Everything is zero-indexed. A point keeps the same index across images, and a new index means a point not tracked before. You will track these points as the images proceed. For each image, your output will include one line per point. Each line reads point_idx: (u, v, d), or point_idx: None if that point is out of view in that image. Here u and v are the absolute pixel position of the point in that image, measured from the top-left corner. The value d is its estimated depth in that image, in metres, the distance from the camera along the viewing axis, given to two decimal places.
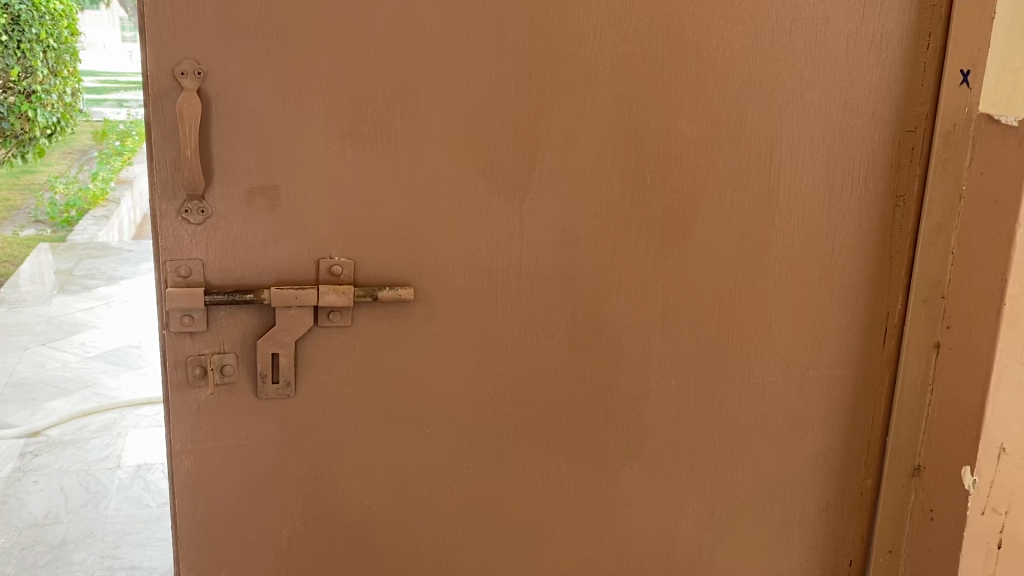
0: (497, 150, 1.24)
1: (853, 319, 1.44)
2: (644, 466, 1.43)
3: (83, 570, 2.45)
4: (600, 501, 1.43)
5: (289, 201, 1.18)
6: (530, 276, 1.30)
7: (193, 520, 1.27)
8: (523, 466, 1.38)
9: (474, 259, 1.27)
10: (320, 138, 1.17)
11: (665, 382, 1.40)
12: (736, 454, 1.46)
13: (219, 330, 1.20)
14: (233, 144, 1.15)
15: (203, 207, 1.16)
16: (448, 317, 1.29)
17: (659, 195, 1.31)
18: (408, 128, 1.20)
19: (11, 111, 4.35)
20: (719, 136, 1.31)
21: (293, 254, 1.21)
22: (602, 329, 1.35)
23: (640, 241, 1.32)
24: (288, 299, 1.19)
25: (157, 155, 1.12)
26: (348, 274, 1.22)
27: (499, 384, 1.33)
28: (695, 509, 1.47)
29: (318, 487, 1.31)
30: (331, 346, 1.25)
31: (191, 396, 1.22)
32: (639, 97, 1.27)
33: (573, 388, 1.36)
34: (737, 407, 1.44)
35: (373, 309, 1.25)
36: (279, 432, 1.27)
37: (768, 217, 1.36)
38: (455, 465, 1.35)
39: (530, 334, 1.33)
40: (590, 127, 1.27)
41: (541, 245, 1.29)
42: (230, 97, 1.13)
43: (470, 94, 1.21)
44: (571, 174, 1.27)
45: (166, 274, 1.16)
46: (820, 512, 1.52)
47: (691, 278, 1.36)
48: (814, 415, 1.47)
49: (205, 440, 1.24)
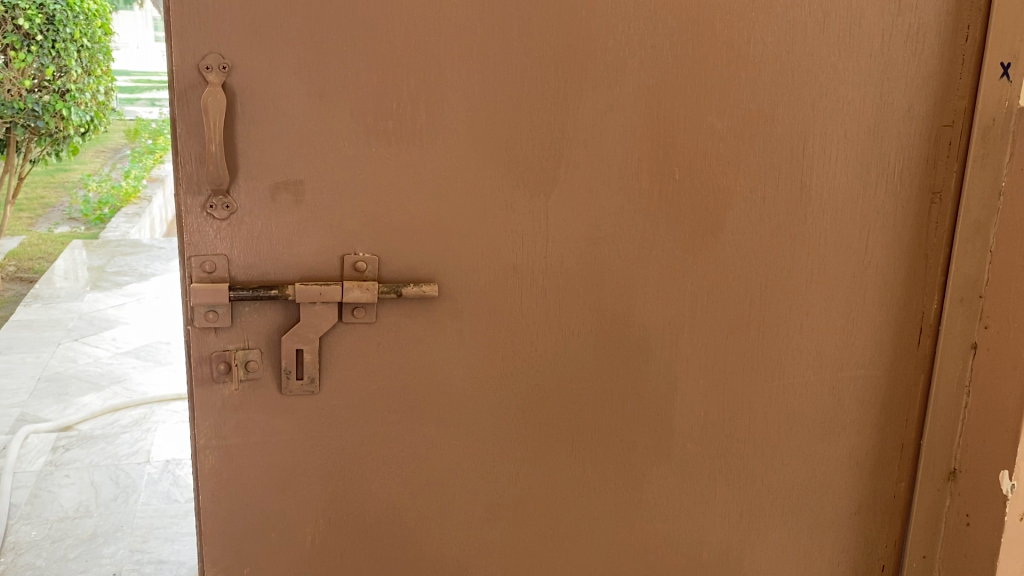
0: (524, 145, 1.22)
1: (887, 318, 1.41)
2: (671, 467, 1.40)
3: (112, 563, 2.48)
4: (626, 502, 1.40)
5: (314, 197, 1.18)
6: (556, 273, 1.28)
7: (217, 516, 1.27)
8: (549, 466, 1.36)
9: (499, 256, 1.26)
10: (345, 133, 1.16)
11: (694, 381, 1.37)
12: (766, 456, 1.43)
13: (243, 326, 1.20)
14: (258, 138, 1.14)
15: (228, 202, 1.15)
16: (473, 314, 1.27)
17: (687, 192, 1.29)
18: (433, 122, 1.19)
19: (46, 109, 4.38)
20: (749, 131, 1.28)
21: (317, 250, 1.20)
22: (630, 327, 1.33)
23: (668, 238, 1.30)
24: (312, 295, 1.18)
25: (182, 149, 1.11)
26: (372, 270, 1.22)
27: (525, 383, 1.32)
28: (723, 511, 1.44)
29: (340, 485, 1.30)
30: (355, 343, 1.24)
31: (216, 392, 1.22)
32: (668, 91, 1.25)
33: (599, 387, 1.34)
34: (767, 408, 1.41)
35: (397, 306, 1.24)
36: (303, 428, 1.26)
37: (800, 213, 1.33)
38: (479, 464, 1.34)
39: (556, 332, 1.31)
40: (617, 121, 1.24)
41: (567, 242, 1.28)
42: (255, 92, 1.12)
43: (496, 88, 1.20)
44: (597, 170, 1.26)
45: (191, 270, 1.16)
46: (852, 516, 1.49)
47: (721, 275, 1.33)
48: (846, 417, 1.44)
49: (229, 436, 1.24)
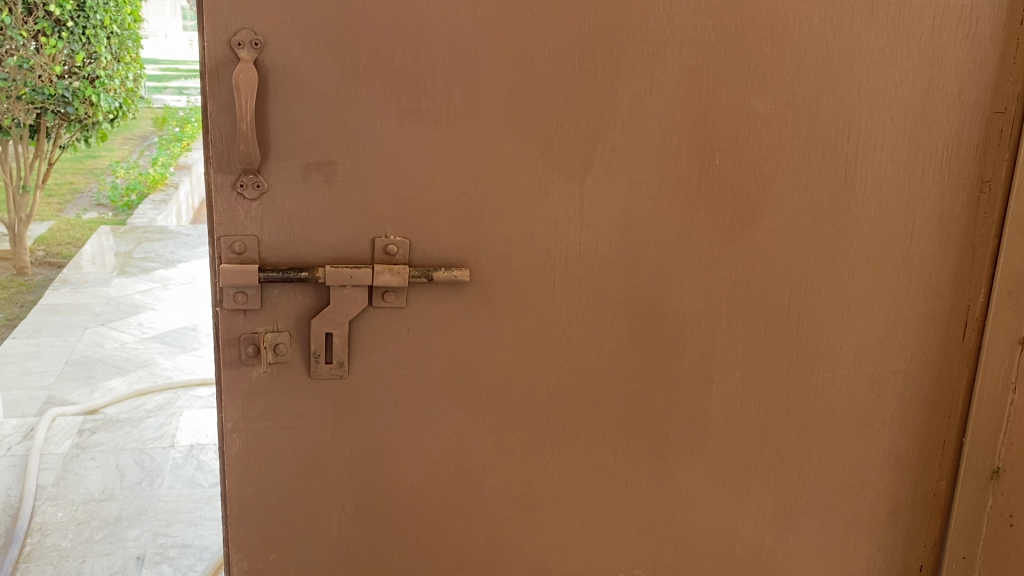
0: (560, 128, 1.20)
1: (931, 310, 1.36)
2: (705, 460, 1.37)
3: (137, 546, 2.49)
4: (658, 496, 1.37)
5: (345, 178, 1.15)
6: (590, 260, 1.25)
7: (244, 500, 1.26)
8: (580, 458, 1.34)
9: (533, 241, 1.23)
10: (377, 113, 1.14)
11: (729, 373, 1.34)
12: (802, 452, 1.40)
13: (273, 308, 1.18)
14: (289, 117, 1.12)
15: (259, 182, 1.13)
16: (505, 300, 1.25)
17: (727, 177, 1.25)
18: (468, 103, 1.16)
19: (75, 96, 4.38)
20: (792, 116, 1.24)
21: (348, 232, 1.18)
22: (666, 316, 1.29)
23: (706, 226, 1.27)
24: (343, 278, 1.16)
25: (212, 128, 1.09)
26: (403, 253, 1.19)
27: (557, 372, 1.29)
28: (757, 506, 1.41)
29: (367, 472, 1.28)
30: (385, 327, 1.22)
31: (244, 375, 1.20)
32: (709, 73, 1.21)
33: (632, 378, 1.31)
34: (804, 401, 1.37)
35: (428, 291, 1.22)
36: (332, 413, 1.24)
37: (844, 201, 1.29)
38: (509, 454, 1.31)
39: (589, 320, 1.28)
40: (656, 104, 1.21)
41: (602, 228, 1.24)
42: (287, 69, 1.10)
43: (532, 68, 1.17)
44: (634, 155, 1.22)
45: (220, 250, 1.14)
46: (890, 515, 1.45)
47: (760, 264, 1.30)
48: (886, 412, 1.40)
49: (257, 420, 1.23)
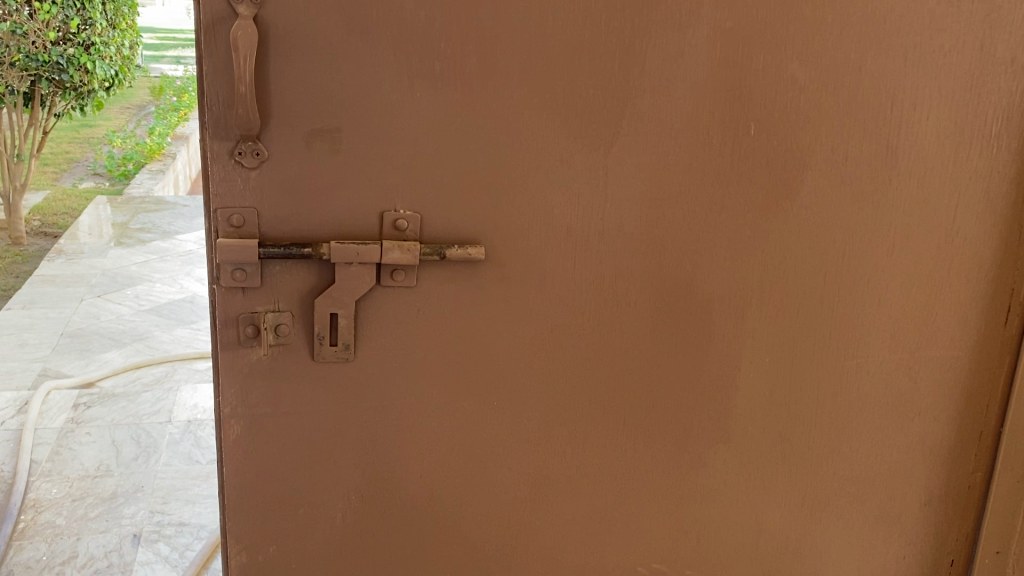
0: (584, 94, 1.11)
1: (973, 293, 1.28)
2: (731, 451, 1.29)
3: (133, 524, 2.42)
4: (680, 488, 1.30)
5: (352, 146, 1.07)
6: (613, 237, 1.17)
7: (243, 490, 1.18)
8: (598, 447, 1.26)
9: (552, 216, 1.15)
10: (388, 77, 1.05)
11: (758, 359, 1.26)
12: (832, 441, 1.32)
13: (273, 286, 1.10)
14: (292, 79, 1.03)
15: (258, 149, 1.04)
16: (522, 278, 1.17)
17: (761, 150, 1.17)
18: (485, 67, 1.08)
19: (70, 63, 4.25)
20: (832, 84, 1.16)
21: (354, 206, 1.09)
22: (692, 299, 1.21)
23: (737, 202, 1.18)
24: (349, 255, 1.08)
25: (208, 89, 1.00)
26: (414, 229, 1.11)
27: (575, 357, 1.21)
28: (784, 499, 1.34)
29: (373, 459, 1.21)
30: (393, 308, 1.14)
31: (242, 357, 1.12)
32: (745, 37, 1.12)
33: (655, 363, 1.23)
34: (836, 389, 1.29)
35: (440, 269, 1.14)
36: (336, 399, 1.17)
37: (884, 176, 1.21)
38: (523, 443, 1.24)
39: (610, 302, 1.20)
40: (689, 70, 1.12)
41: (626, 203, 1.16)
42: (289, 27, 1.01)
43: (556, 29, 1.08)
44: (663, 124, 1.14)
45: (217, 223, 1.06)
46: (922, 508, 1.38)
47: (794, 244, 1.21)
48: (922, 401, 1.32)
49: (255, 405, 1.15)
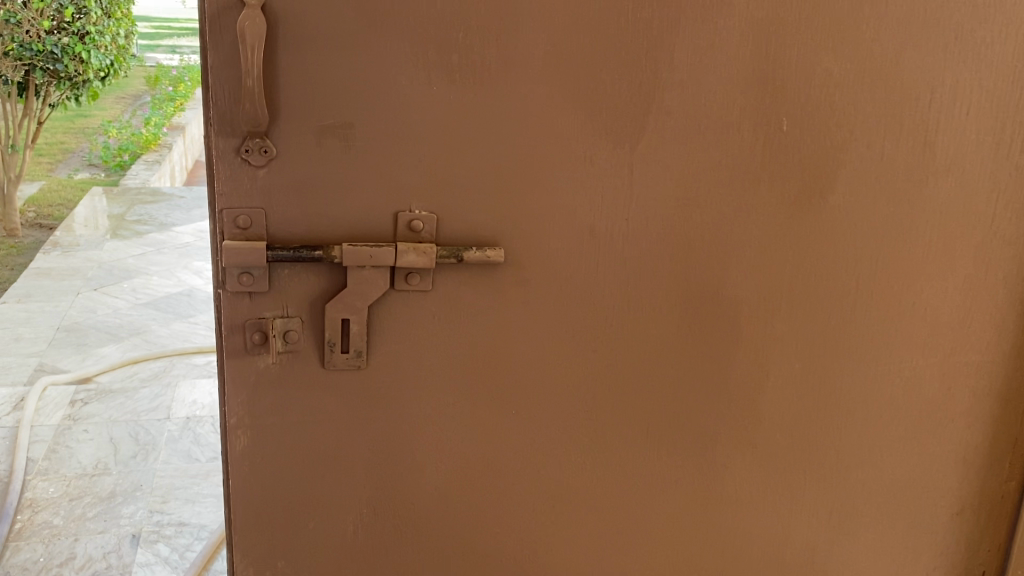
0: (609, 88, 1.05)
1: (1011, 296, 1.23)
2: (759, 460, 1.24)
3: (132, 524, 2.37)
4: (705, 499, 1.25)
5: (366, 144, 1.01)
6: (638, 239, 1.12)
7: (250, 503, 1.13)
8: (620, 457, 1.21)
9: (575, 217, 1.09)
10: (403, 70, 1.00)
11: (788, 365, 1.20)
12: (863, 450, 1.27)
13: (282, 291, 1.04)
14: (302, 72, 0.97)
15: (266, 146, 0.98)
16: (543, 282, 1.11)
17: (793, 147, 1.11)
18: (505, 60, 1.02)
19: (65, 52, 4.17)
20: (869, 78, 1.10)
21: (368, 206, 1.04)
22: (720, 303, 1.16)
23: (769, 202, 1.13)
24: (362, 258, 1.03)
25: (214, 83, 0.95)
26: (430, 230, 1.06)
27: (597, 364, 1.16)
28: (812, 510, 1.29)
29: (386, 471, 1.16)
30: (408, 313, 1.09)
31: (249, 365, 1.07)
32: (779, 28, 1.06)
33: (681, 370, 1.18)
34: (868, 396, 1.24)
35: (457, 273, 1.08)
36: (348, 408, 1.12)
37: (922, 174, 1.15)
38: (543, 453, 1.19)
39: (635, 306, 1.14)
40: (719, 63, 1.06)
41: (652, 203, 1.10)
42: (300, 17, 0.95)
43: (580, 19, 1.02)
44: (691, 120, 1.08)
45: (222, 225, 1.01)
46: (954, 518, 1.33)
47: (826, 246, 1.16)
48: (956, 409, 1.27)
49: (263, 415, 1.10)
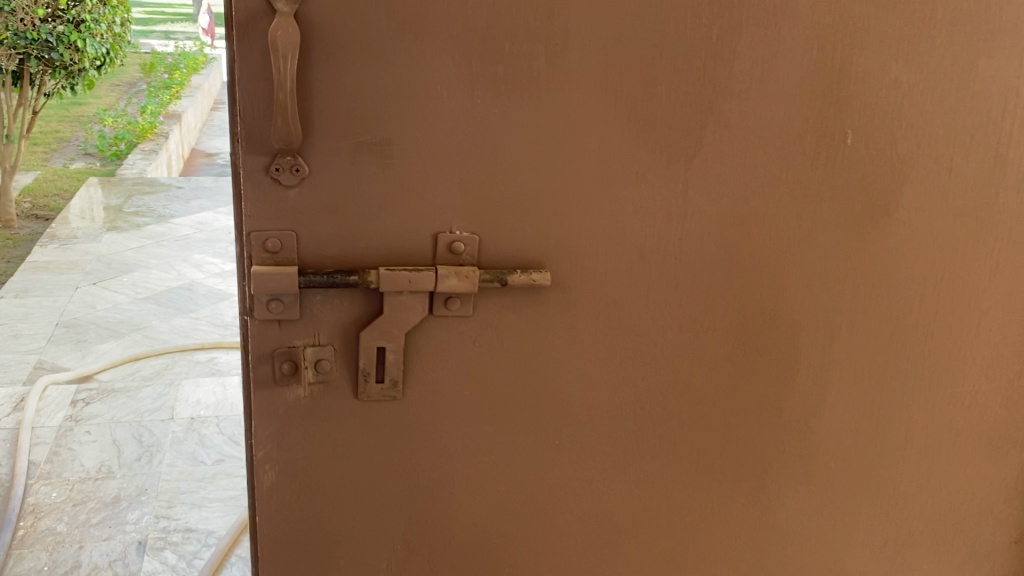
0: (664, 98, 0.98)
1: None
2: (811, 488, 1.18)
3: (137, 530, 2.30)
4: (754, 528, 1.19)
5: (405, 161, 0.94)
6: (692, 259, 1.05)
7: (277, 539, 1.07)
8: (667, 486, 1.14)
9: (625, 237, 1.02)
10: (446, 82, 0.92)
11: (845, 390, 1.14)
12: (921, 477, 1.20)
13: (314, 318, 0.97)
14: (337, 85, 0.89)
15: (298, 164, 0.91)
16: (590, 305, 1.04)
17: (857, 161, 1.04)
18: (555, 70, 0.94)
19: (60, 41, 4.07)
20: (940, 88, 1.03)
21: (406, 227, 0.96)
22: (776, 326, 1.09)
23: (830, 219, 1.06)
24: (399, 283, 0.95)
25: (242, 96, 0.87)
26: (471, 252, 0.98)
27: (646, 391, 1.09)
28: (865, 539, 1.22)
29: (421, 504, 1.09)
30: (447, 340, 1.02)
31: (278, 396, 1.00)
32: (846, 35, 0.99)
33: (733, 396, 1.11)
34: (927, 421, 1.18)
35: (500, 297, 1.01)
36: (382, 440, 1.05)
37: (990, 190, 1.08)
38: (586, 483, 1.12)
39: (687, 330, 1.07)
40: (782, 72, 0.99)
41: (708, 222, 1.03)
42: (336, 26, 0.87)
43: (636, 26, 0.94)
44: (751, 133, 1.01)
45: (250, 248, 0.93)
46: (1011, 546, 1.27)
47: (889, 265, 1.09)
48: (1017, 433, 1.21)
49: (293, 448, 1.03)
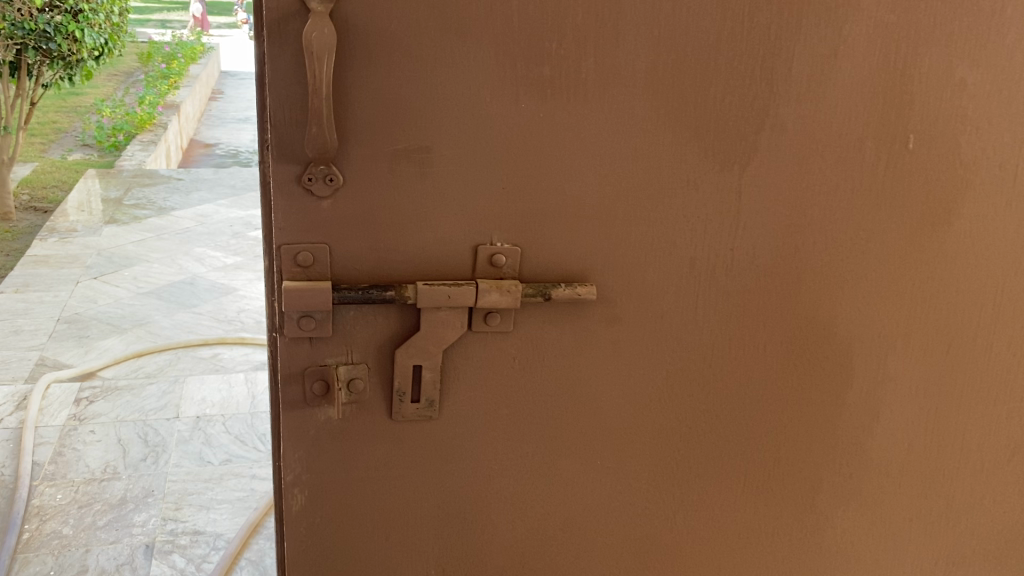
0: (717, 101, 0.92)
1: None
2: (862, 506, 1.13)
3: (144, 533, 2.25)
4: (802, 548, 1.14)
5: (444, 170, 0.88)
6: (742, 271, 0.99)
7: (306, 564, 1.02)
8: (712, 505, 1.10)
9: (674, 247, 0.97)
10: (488, 86, 0.86)
11: (899, 405, 1.09)
12: (974, 493, 1.15)
13: (347, 335, 0.91)
14: (374, 89, 0.83)
15: (331, 174, 0.85)
16: (635, 319, 0.99)
17: (917, 167, 0.98)
18: (604, 73, 0.88)
19: (58, 30, 3.99)
20: (1005, 90, 0.97)
21: (444, 239, 0.91)
22: (829, 340, 1.04)
23: (887, 228, 1.00)
24: (438, 298, 0.90)
25: (274, 101, 0.81)
26: (512, 265, 0.93)
27: (691, 407, 1.04)
28: (916, 557, 1.17)
29: (456, 527, 1.04)
30: (485, 358, 0.96)
31: (308, 417, 0.94)
32: (909, 34, 0.93)
33: (782, 412, 1.07)
34: (983, 435, 1.13)
35: (541, 312, 0.95)
36: (417, 461, 1.00)
37: None
38: (627, 503, 1.07)
39: (736, 344, 1.02)
40: (841, 73, 0.93)
41: (760, 231, 0.98)
42: (373, 26, 0.81)
43: (689, 25, 0.88)
44: (807, 138, 0.95)
45: (280, 263, 0.87)
46: None
47: (948, 275, 1.04)
48: None
49: (323, 471, 0.97)
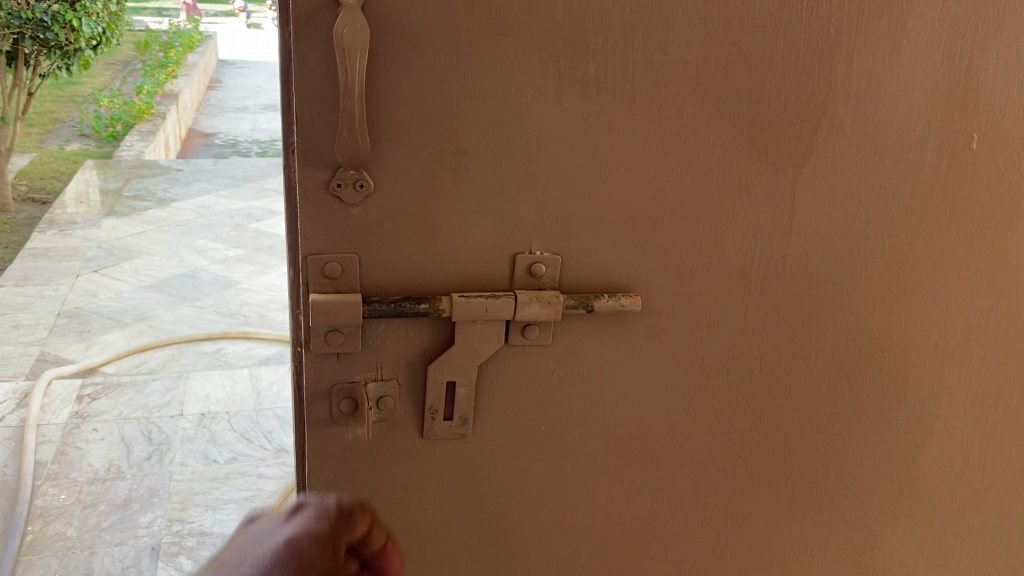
0: (774, 99, 0.86)
1: None
2: (912, 520, 1.10)
3: (150, 535, 2.20)
4: (851, 563, 1.11)
5: (482, 174, 0.82)
6: (794, 279, 0.94)
7: None
8: (757, 520, 1.05)
9: (723, 255, 0.91)
10: (530, 85, 0.80)
11: (953, 417, 1.05)
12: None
13: (377, 351, 0.86)
14: (408, 88, 0.77)
15: (362, 179, 0.79)
16: (680, 331, 0.93)
17: (980, 168, 0.93)
18: (654, 71, 0.82)
19: (55, 20, 3.90)
20: None
21: (481, 248, 0.85)
22: (883, 351, 0.99)
23: (947, 234, 0.95)
24: (475, 311, 0.84)
25: (301, 101, 0.75)
26: (553, 275, 0.87)
27: (737, 421, 0.99)
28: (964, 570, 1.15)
29: (490, 547, 0.99)
30: (523, 372, 0.90)
31: (335, 437, 0.89)
32: (978, 27, 0.87)
33: (832, 424, 1.02)
34: None
35: (583, 325, 0.89)
36: (449, 481, 0.94)
37: None
38: (673, 521, 1.03)
39: (785, 356, 0.97)
40: (905, 69, 0.87)
41: (814, 237, 0.92)
42: (408, 20, 0.75)
43: (746, 19, 0.82)
44: (866, 138, 0.89)
45: (307, 274, 0.81)
46: None
47: (1010, 283, 1.00)
48: None
49: (351, 492, 0.92)
